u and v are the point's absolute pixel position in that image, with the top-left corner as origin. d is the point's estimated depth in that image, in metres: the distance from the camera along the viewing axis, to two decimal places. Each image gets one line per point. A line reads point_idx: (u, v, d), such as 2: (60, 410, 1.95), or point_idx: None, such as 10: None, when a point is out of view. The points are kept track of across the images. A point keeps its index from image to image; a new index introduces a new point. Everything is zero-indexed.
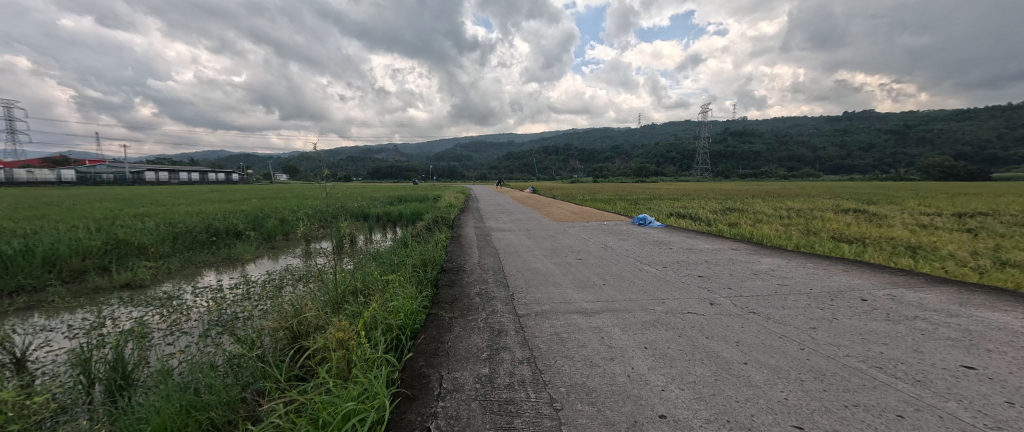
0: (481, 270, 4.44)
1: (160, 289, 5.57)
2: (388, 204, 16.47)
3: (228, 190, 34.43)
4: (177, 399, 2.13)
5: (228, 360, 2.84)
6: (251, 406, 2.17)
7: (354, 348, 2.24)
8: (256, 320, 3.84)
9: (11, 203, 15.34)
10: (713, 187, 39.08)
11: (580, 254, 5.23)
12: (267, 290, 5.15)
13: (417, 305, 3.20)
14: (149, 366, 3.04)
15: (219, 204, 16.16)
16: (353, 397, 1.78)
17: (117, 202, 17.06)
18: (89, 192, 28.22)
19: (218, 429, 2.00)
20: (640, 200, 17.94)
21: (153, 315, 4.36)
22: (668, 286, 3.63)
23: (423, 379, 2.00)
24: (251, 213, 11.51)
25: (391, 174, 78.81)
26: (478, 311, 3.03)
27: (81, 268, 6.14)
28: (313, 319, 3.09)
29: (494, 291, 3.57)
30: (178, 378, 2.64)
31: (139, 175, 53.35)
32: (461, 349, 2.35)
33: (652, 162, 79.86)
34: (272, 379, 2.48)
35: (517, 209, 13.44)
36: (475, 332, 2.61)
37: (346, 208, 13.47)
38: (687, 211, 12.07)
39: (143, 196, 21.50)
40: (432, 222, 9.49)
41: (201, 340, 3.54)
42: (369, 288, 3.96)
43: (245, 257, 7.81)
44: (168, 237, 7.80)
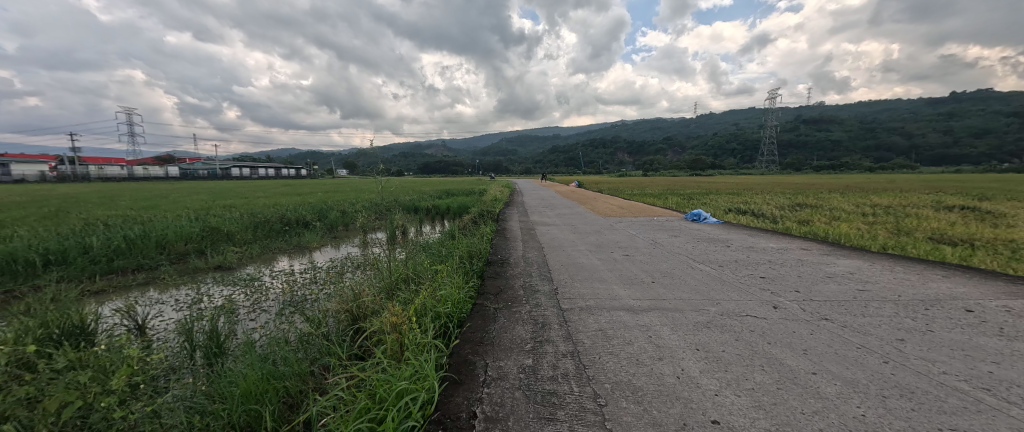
0: (525, 263, 4.49)
1: (245, 271, 6.36)
2: (438, 198, 17.16)
3: (299, 184, 38.14)
4: (259, 368, 2.43)
5: (299, 337, 3.18)
6: (319, 379, 2.42)
7: (406, 332, 2.40)
8: (321, 303, 4.24)
9: (135, 196, 18.40)
10: (780, 180, 35.60)
11: (626, 251, 5.06)
12: (330, 275, 5.66)
13: (464, 295, 3.32)
14: (237, 338, 3.51)
15: (290, 197, 17.93)
16: (405, 378, 1.90)
17: (211, 195, 19.69)
18: (188, 186, 32.74)
19: (292, 397, 2.25)
20: (695, 195, 16.89)
21: (240, 293, 5.00)
22: (725, 286, 3.39)
23: (469, 366, 2.08)
24: (317, 205, 12.64)
25: (441, 168, 81.79)
26: (522, 303, 3.08)
27: (184, 251, 7.20)
28: (370, 304, 3.35)
29: (538, 284, 3.60)
30: (259, 350, 3.01)
31: (227, 171, 60.81)
32: (505, 339, 2.41)
33: (710, 153, 74.44)
34: (335, 356, 2.73)
35: (562, 203, 13.31)
36: (519, 324, 2.65)
37: (398, 201, 14.26)
38: (749, 207, 11.11)
39: (228, 190, 24.45)
40: (477, 215, 9.74)
41: (278, 318, 4.00)
42: (419, 277, 4.19)
43: (312, 245, 8.62)
44: (250, 226, 8.85)
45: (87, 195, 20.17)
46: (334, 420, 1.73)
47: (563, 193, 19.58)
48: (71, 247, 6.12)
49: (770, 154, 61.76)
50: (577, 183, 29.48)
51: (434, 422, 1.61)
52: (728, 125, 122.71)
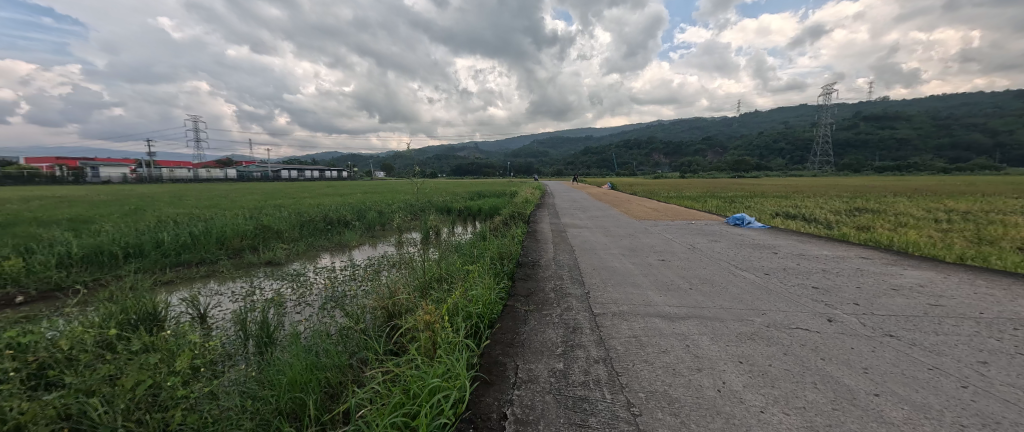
0: (556, 266, 4.45)
1: (292, 267, 6.81)
2: (470, 199, 17.45)
3: (341, 185, 40.30)
4: (304, 358, 2.58)
5: (339, 330, 3.36)
6: (357, 371, 2.54)
7: (439, 330, 2.45)
8: (360, 299, 4.44)
9: (198, 196, 20.22)
10: (836, 183, 32.82)
11: (662, 255, 4.87)
12: (368, 273, 5.92)
13: (495, 296, 3.35)
14: (285, 329, 3.76)
15: (332, 197, 18.94)
16: (438, 375, 1.94)
17: (263, 196, 21.24)
18: (244, 186, 35.58)
19: (332, 387, 2.37)
20: (738, 198, 15.96)
21: (287, 287, 5.36)
22: (771, 295, 3.17)
23: (500, 366, 2.09)
24: (356, 206, 13.26)
25: (473, 170, 83.06)
26: (553, 306, 3.05)
27: (240, 247, 7.81)
28: (405, 301, 3.46)
29: (569, 288, 3.56)
30: (304, 341, 3.21)
31: (278, 173, 65.31)
32: (536, 342, 2.39)
33: (755, 154, 70.17)
34: (372, 350, 2.84)
35: (594, 206, 13.08)
36: (550, 327, 2.63)
37: (432, 202, 14.64)
38: (800, 211, 10.35)
39: (278, 191, 26.29)
40: (508, 217, 9.78)
41: (321, 312, 4.23)
42: (451, 277, 4.27)
43: (351, 243, 9.05)
44: (296, 224, 9.44)
45: (160, 195, 22.44)
46: (370, 412, 1.80)
47: (594, 195, 19.24)
48: (147, 241, 6.83)
49: (823, 154, 57.22)
50: (610, 185, 28.90)
51: (465, 421, 1.63)
52: (776, 123, 115.16)
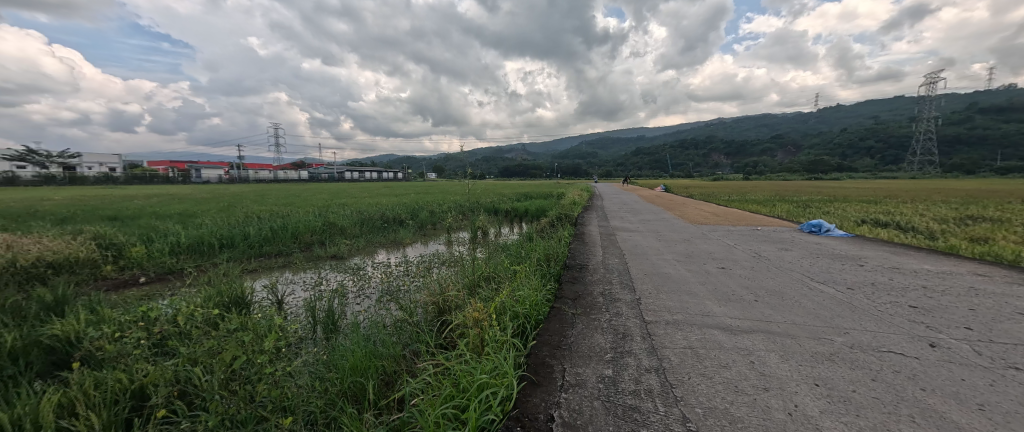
0: (604, 270, 4.32)
1: (353, 261, 7.39)
2: (517, 200, 17.60)
3: (397, 185, 42.87)
4: (363, 346, 2.79)
5: (395, 322, 3.58)
6: (410, 362, 2.68)
7: (487, 328, 2.51)
8: (413, 294, 4.69)
9: (278, 195, 22.68)
10: (940, 186, 28.17)
11: (722, 263, 4.54)
12: (420, 269, 6.24)
13: (541, 297, 3.35)
14: (347, 318, 4.10)
15: (389, 197, 20.19)
16: (486, 371, 2.00)
17: (330, 195, 23.23)
18: (314, 186, 39.23)
19: (388, 375, 2.52)
20: (815, 202, 14.31)
21: (349, 280, 5.83)
22: (855, 313, 2.81)
23: (547, 368, 2.08)
24: (410, 205, 13.99)
25: (521, 172, 83.63)
26: (601, 311, 2.97)
27: (310, 241, 8.61)
28: (454, 298, 3.60)
29: (619, 293, 3.44)
30: (364, 331, 3.46)
31: (342, 174, 70.97)
32: (583, 346, 2.35)
33: (836, 153, 62.54)
34: (424, 344, 2.98)
35: (645, 208, 12.53)
36: (598, 332, 2.57)
37: (480, 203, 14.99)
38: (892, 218, 9.03)
39: (342, 191, 28.58)
40: (555, 219, 9.71)
41: (378, 304, 4.54)
42: (498, 276, 4.34)
43: (405, 241, 9.57)
44: (358, 222, 10.19)
45: (247, 193, 25.48)
46: (423, 401, 1.90)
47: (646, 198, 18.42)
48: (236, 234, 7.79)
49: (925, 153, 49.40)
50: (663, 187, 27.46)
51: (512, 419, 1.65)
52: (863, 118, 101.65)
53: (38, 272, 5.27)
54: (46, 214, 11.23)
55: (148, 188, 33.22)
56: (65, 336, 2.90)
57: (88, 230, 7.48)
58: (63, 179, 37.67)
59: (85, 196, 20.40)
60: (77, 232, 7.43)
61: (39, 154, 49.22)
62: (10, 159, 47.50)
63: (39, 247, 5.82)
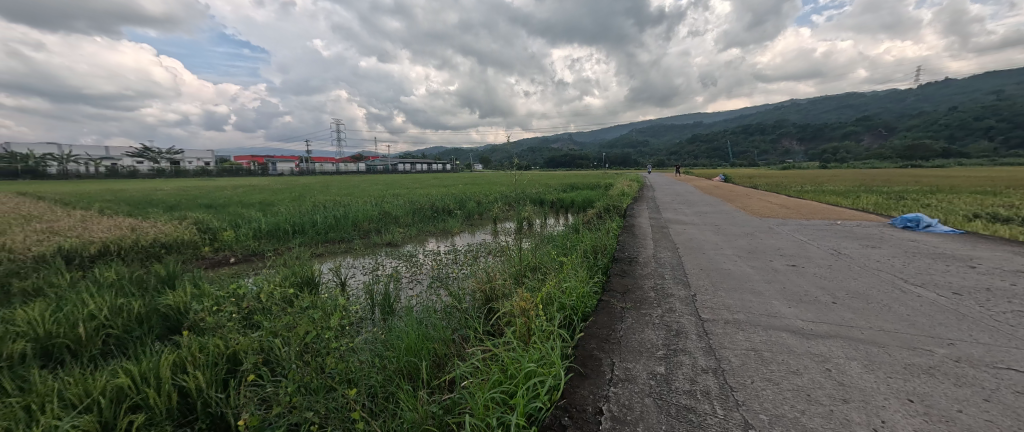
0: (656, 264, 4.12)
1: (406, 248, 7.81)
2: (564, 191, 17.38)
3: (445, 176, 44.39)
4: (416, 329, 2.95)
5: (445, 307, 3.74)
6: (459, 346, 2.79)
7: (533, 318, 2.53)
8: (461, 281, 4.85)
9: (339, 186, 24.58)
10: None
11: (792, 260, 4.12)
12: (468, 257, 6.44)
13: (588, 289, 3.29)
14: (401, 301, 4.37)
15: (439, 188, 20.97)
16: (533, 360, 2.02)
17: (385, 186, 24.70)
18: (370, 178, 41.92)
19: (439, 357, 2.65)
20: (910, 193, 12.44)
21: (403, 266, 6.20)
22: (963, 322, 2.41)
23: (595, 361, 2.05)
24: (459, 196, 14.43)
25: (568, 162, 82.32)
26: (653, 306, 2.85)
27: (368, 229, 9.23)
28: (501, 287, 3.67)
29: (672, 288, 3.26)
30: (416, 314, 3.65)
31: (396, 166, 74.94)
32: (633, 341, 2.27)
33: (941, 136, 53.56)
34: (472, 329, 3.09)
35: (703, 200, 11.71)
36: (649, 327, 2.47)
37: (526, 194, 15.02)
38: (1016, 212, 7.59)
39: (396, 182, 30.19)
40: (603, 210, 9.45)
41: (429, 290, 4.77)
42: (545, 267, 4.34)
43: (454, 230, 9.90)
44: (410, 211, 10.73)
45: (315, 184, 27.94)
46: (473, 384, 1.97)
47: (702, 189, 17.24)
48: (306, 221, 8.59)
49: None
50: (723, 177, 25.42)
51: (560, 409, 1.66)
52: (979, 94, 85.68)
53: (155, 251, 6.28)
54: (160, 202, 13.29)
55: (235, 180, 37.69)
56: (175, 305, 3.41)
57: (190, 217, 8.72)
58: (171, 172, 44.09)
59: (190, 187, 23.80)
60: (182, 218, 8.69)
61: (153, 152, 57.96)
62: (133, 155, 56.51)
63: (156, 231, 6.95)
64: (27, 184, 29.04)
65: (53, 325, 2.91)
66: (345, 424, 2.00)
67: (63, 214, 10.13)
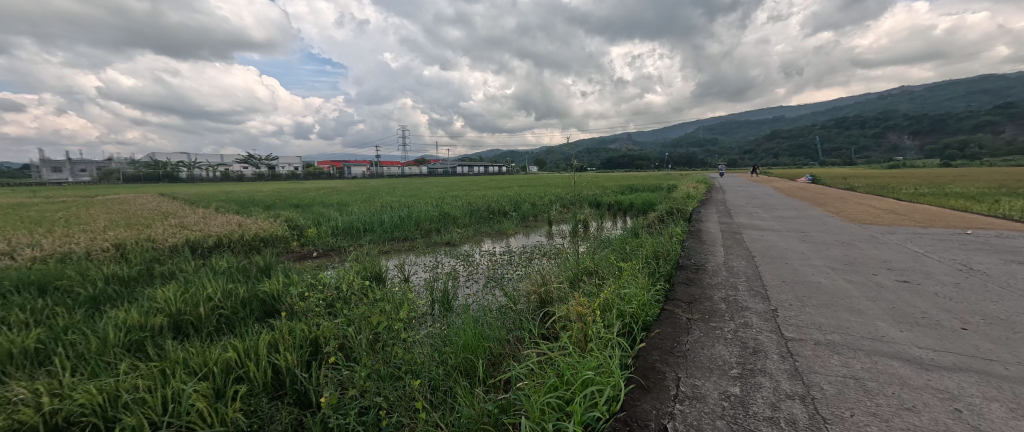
0: (728, 273, 3.76)
1: (463, 248, 8.10)
2: (622, 193, 16.73)
3: (501, 179, 45.31)
4: (473, 328, 3.03)
5: (501, 307, 3.81)
6: (514, 347, 2.82)
7: (591, 324, 2.46)
8: (516, 282, 4.89)
9: (403, 188, 26.37)
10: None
11: (904, 275, 3.50)
12: (523, 259, 6.48)
13: (649, 297, 3.11)
14: (459, 299, 4.54)
15: (494, 190, 21.40)
16: (591, 367, 1.97)
17: (444, 188, 25.91)
18: (431, 180, 44.36)
19: (494, 356, 2.70)
20: None
21: (461, 265, 6.44)
22: None
23: (658, 374, 1.93)
24: (514, 198, 14.60)
25: (626, 163, 79.37)
26: (724, 320, 2.60)
27: (429, 229, 9.72)
28: (557, 290, 3.63)
29: (747, 301, 2.95)
30: (473, 313, 3.75)
31: (455, 169, 78.27)
32: (702, 356, 2.09)
33: None
34: (527, 331, 3.10)
35: (784, 203, 10.47)
36: (721, 342, 2.26)
37: (583, 196, 14.71)
38: None
39: (455, 184, 31.36)
40: (666, 214, 8.90)
41: (485, 289, 4.88)
42: (602, 271, 4.19)
43: (509, 231, 10.04)
44: (468, 212, 11.11)
45: (383, 186, 30.16)
46: (529, 387, 1.97)
47: (783, 191, 15.43)
48: (375, 221, 9.32)
49: None
50: (810, 177, 22.51)
51: (620, 421, 1.58)
52: None
53: (255, 244, 7.26)
54: (260, 202, 15.37)
55: (318, 182, 42.28)
56: (270, 292, 3.91)
57: (283, 215, 9.95)
58: (268, 176, 50.74)
59: (283, 189, 27.18)
60: (276, 217, 9.94)
61: (255, 159, 67.55)
62: (241, 162, 66.65)
63: (256, 228, 8.03)
64: (166, 187, 35.37)
65: (182, 304, 3.51)
66: (409, 413, 2.12)
67: (190, 211, 12.17)
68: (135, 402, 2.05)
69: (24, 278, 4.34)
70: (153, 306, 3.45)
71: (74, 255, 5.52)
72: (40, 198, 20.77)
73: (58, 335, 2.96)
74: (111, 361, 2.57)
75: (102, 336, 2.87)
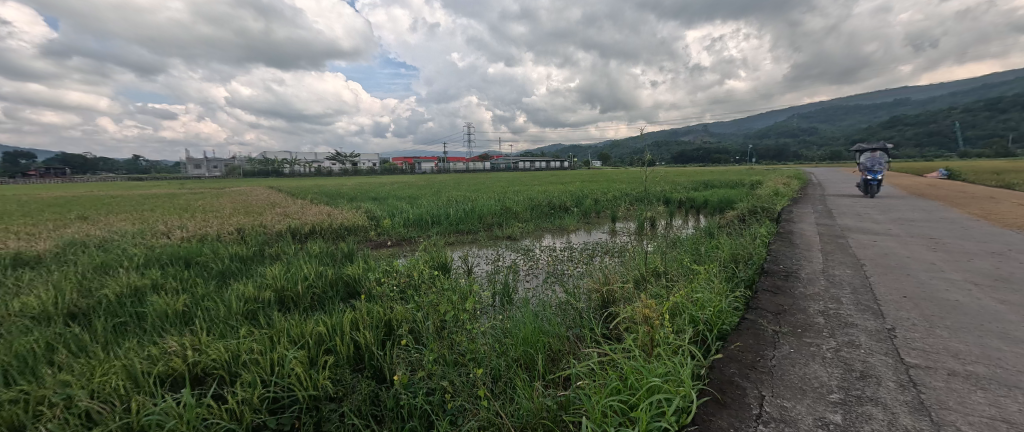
0: (826, 282, 3.26)
1: (523, 243, 8.20)
2: (695, 190, 15.46)
3: (563, 174, 44.78)
4: (532, 323, 3.06)
5: (561, 303, 3.80)
6: (574, 345, 2.78)
7: (658, 328, 2.32)
8: (577, 279, 4.81)
9: (468, 183, 27.46)
10: None
11: None
12: (585, 255, 6.34)
13: (727, 304, 2.83)
14: (519, 292, 4.63)
15: (555, 186, 21.21)
16: (657, 374, 1.86)
17: (506, 183, 26.42)
18: (494, 176, 45.49)
19: (553, 352, 2.69)
20: None
21: (521, 259, 6.53)
22: None
23: (737, 389, 1.75)
24: (576, 193, 14.33)
25: (701, 157, 73.17)
26: (822, 336, 2.26)
27: (491, 223, 9.97)
28: (620, 290, 3.50)
29: (852, 316, 2.54)
30: (533, 308, 3.76)
31: (518, 164, 79.35)
32: (792, 375, 1.85)
33: None
34: (588, 329, 3.05)
35: (906, 203, 8.73)
36: (817, 362, 1.97)
37: (650, 192, 13.89)
38: None
39: (517, 180, 31.68)
40: (748, 214, 8.03)
41: (545, 284, 4.90)
42: (671, 273, 3.91)
43: (569, 227, 9.89)
44: (528, 207, 11.19)
45: (448, 181, 31.65)
46: (590, 387, 1.93)
47: (903, 188, 12.89)
48: (442, 214, 9.85)
49: None
50: (942, 171, 18.62)
51: None
52: None
53: (340, 232, 8.14)
54: (346, 194, 17.21)
55: (392, 177, 46.07)
56: (353, 275, 4.37)
57: (364, 207, 11.01)
58: (352, 172, 56.38)
59: (364, 183, 30.16)
60: (358, 208, 11.05)
61: (342, 156, 75.80)
62: (331, 158, 75.37)
63: (342, 218, 9.02)
64: (272, 181, 41.30)
65: (286, 281, 4.09)
66: (471, 398, 2.22)
67: (292, 202, 14.09)
68: (251, 362, 2.44)
69: (176, 253, 5.42)
70: (264, 282, 4.07)
71: (209, 236, 6.73)
72: (189, 190, 25.73)
73: (198, 301, 3.64)
74: (234, 326, 3.09)
75: (228, 304, 3.48)
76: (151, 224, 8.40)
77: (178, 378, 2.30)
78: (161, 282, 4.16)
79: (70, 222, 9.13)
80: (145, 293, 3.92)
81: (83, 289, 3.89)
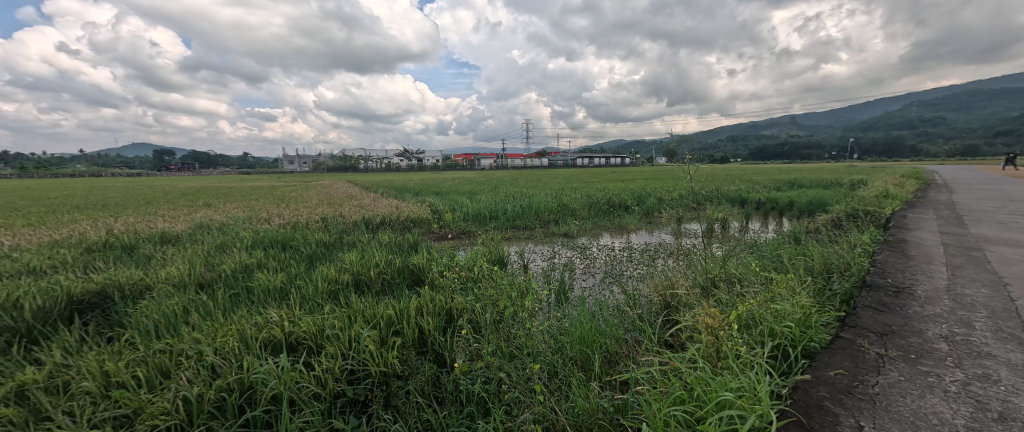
0: (952, 303, 2.72)
1: (580, 241, 8.05)
2: (778, 190, 13.82)
3: (623, 172, 43.01)
4: (588, 323, 3.01)
5: (619, 305, 3.68)
6: (631, 348, 2.70)
7: (727, 338, 2.14)
8: (637, 281, 4.60)
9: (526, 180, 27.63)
10: None
11: None
12: (646, 257, 6.04)
13: (815, 319, 2.50)
14: (575, 291, 4.57)
15: (615, 183, 20.46)
16: (728, 388, 1.72)
17: (564, 180, 26.06)
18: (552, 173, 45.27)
19: (610, 354, 2.63)
20: None
21: (578, 257, 6.42)
22: None
23: (828, 415, 1.54)
24: (639, 191, 13.68)
25: (786, 153, 65.19)
26: (945, 365, 1.90)
27: (548, 219, 9.95)
28: (685, 295, 3.28)
29: (989, 346, 2.08)
30: (589, 308, 3.69)
31: (577, 161, 77.95)
32: (903, 407, 1.58)
33: None
34: (647, 333, 2.93)
35: None
36: (938, 396, 1.65)
37: (723, 192, 12.73)
38: None
39: (575, 176, 31.19)
40: (844, 218, 6.98)
41: (602, 284, 4.77)
42: (747, 280, 3.56)
43: (630, 226, 9.48)
44: (586, 205, 10.93)
45: (507, 177, 32.33)
46: (650, 392, 1.86)
47: None
48: (499, 209, 10.06)
49: None
50: None
51: None
52: None
53: (407, 224, 8.73)
54: (413, 189, 18.36)
55: (454, 172, 48.24)
56: (417, 266, 4.66)
57: (428, 201, 11.68)
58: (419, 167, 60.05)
59: (429, 178, 32.08)
60: (422, 201, 11.75)
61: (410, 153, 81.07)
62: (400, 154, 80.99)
63: (409, 210, 9.65)
64: (351, 175, 45.77)
65: (361, 267, 4.51)
66: (527, 391, 2.25)
67: (367, 195, 15.45)
68: (333, 336, 2.74)
69: (275, 237, 6.25)
70: (343, 266, 4.53)
71: (300, 223, 7.67)
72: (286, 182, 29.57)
73: (292, 279, 4.18)
74: (319, 303, 3.51)
75: (314, 284, 3.94)
76: (256, 211, 9.80)
77: (277, 344, 2.66)
78: (264, 261, 4.85)
79: (199, 209, 11.01)
80: (252, 270, 4.60)
81: (208, 264, 4.68)
